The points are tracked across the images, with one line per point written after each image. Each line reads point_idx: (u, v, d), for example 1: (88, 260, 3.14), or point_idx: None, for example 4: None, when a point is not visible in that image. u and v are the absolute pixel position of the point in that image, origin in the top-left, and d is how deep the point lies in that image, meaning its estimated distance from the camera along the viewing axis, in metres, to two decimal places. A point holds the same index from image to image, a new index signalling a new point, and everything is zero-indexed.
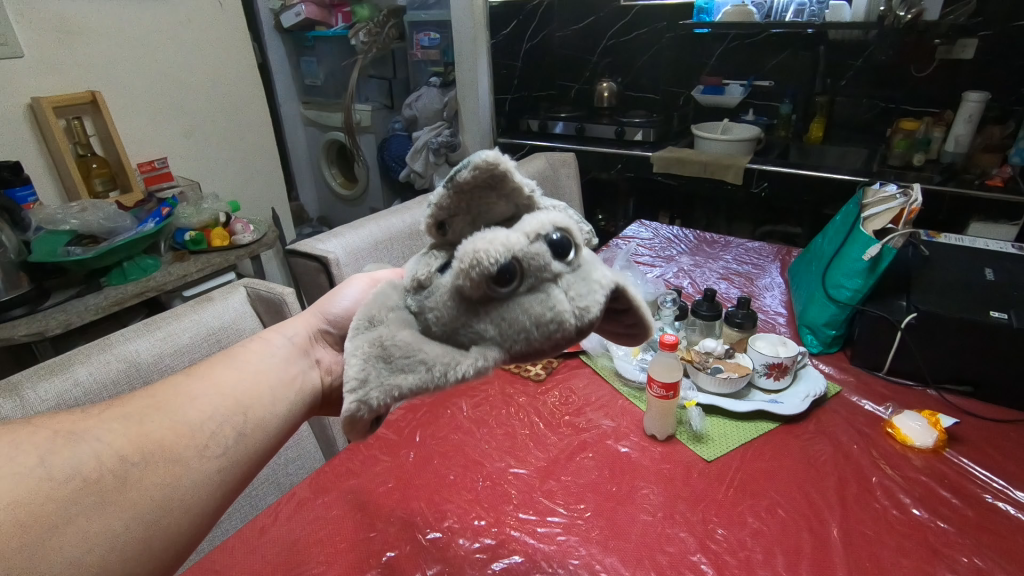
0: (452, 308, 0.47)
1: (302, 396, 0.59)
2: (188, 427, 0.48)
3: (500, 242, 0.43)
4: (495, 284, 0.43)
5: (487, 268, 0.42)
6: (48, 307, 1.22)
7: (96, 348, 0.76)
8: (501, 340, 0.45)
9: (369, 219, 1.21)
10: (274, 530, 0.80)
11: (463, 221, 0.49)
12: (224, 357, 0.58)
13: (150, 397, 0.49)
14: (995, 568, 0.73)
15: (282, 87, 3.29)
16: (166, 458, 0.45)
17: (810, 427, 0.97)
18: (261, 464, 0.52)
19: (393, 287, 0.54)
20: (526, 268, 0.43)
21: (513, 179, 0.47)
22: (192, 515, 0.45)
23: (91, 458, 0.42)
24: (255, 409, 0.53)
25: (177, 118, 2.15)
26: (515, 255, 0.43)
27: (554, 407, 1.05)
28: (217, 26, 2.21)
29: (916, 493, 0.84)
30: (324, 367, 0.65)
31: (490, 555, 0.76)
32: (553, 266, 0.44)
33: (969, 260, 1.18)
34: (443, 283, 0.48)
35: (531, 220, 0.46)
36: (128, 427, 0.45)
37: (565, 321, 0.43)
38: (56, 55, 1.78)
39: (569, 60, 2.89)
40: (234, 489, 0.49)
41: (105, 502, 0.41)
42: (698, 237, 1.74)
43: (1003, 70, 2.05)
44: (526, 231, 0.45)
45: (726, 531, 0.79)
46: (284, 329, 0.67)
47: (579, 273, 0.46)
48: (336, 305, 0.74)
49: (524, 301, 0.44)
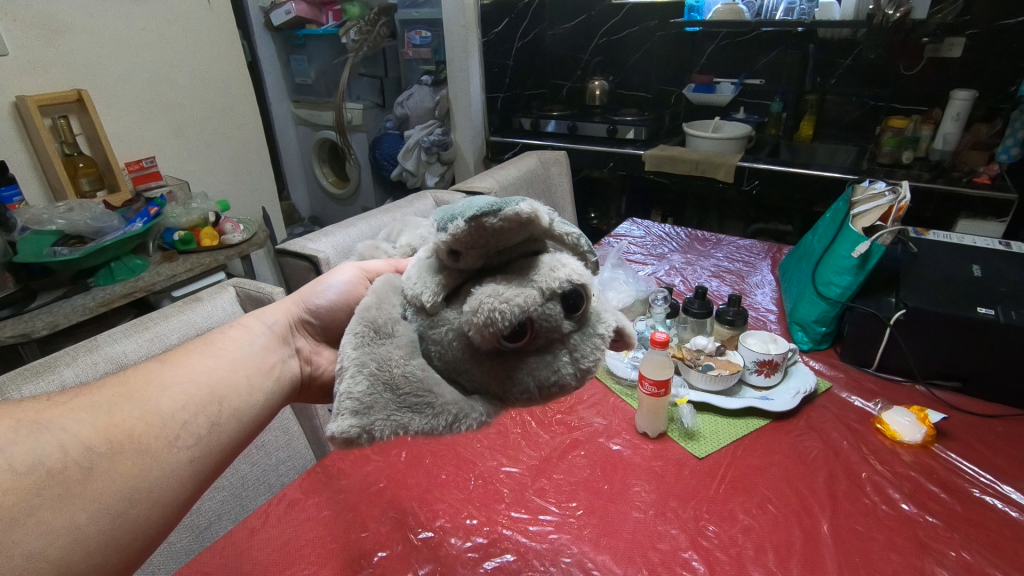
0: (461, 350, 0.44)
1: (280, 385, 0.60)
2: (159, 417, 0.47)
3: (521, 301, 0.40)
4: (507, 340, 0.41)
5: (502, 328, 0.40)
6: (35, 307, 1.20)
7: (83, 349, 0.75)
8: (506, 394, 0.44)
9: (360, 218, 1.20)
10: (264, 531, 0.79)
11: (477, 254, 0.43)
12: (201, 345, 0.58)
13: (120, 386, 0.48)
14: (983, 561, 0.73)
15: (272, 85, 3.27)
16: (135, 449, 0.45)
17: (800, 423, 0.98)
18: (234, 454, 0.52)
19: (388, 297, 0.48)
20: (539, 328, 0.42)
21: (542, 219, 0.43)
22: (161, 506, 0.45)
23: (56, 448, 0.41)
24: (229, 399, 0.53)
25: (165, 117, 2.13)
26: (532, 315, 0.41)
27: (546, 405, 1.05)
28: (206, 24, 2.20)
29: (905, 488, 0.84)
30: (304, 356, 0.67)
31: (482, 553, 0.76)
32: (565, 325, 0.43)
33: (957, 257, 1.19)
34: (452, 317, 0.44)
35: (549, 265, 0.43)
36: (96, 417, 0.44)
37: (566, 383, 0.43)
38: (42, 53, 1.76)
39: (561, 59, 2.89)
40: (205, 479, 0.49)
41: (70, 494, 0.40)
42: (689, 235, 1.75)
43: (990, 68, 2.07)
44: (543, 286, 0.42)
45: (718, 528, 0.79)
46: (263, 316, 0.67)
47: (586, 331, 0.45)
48: (320, 294, 0.71)
49: (530, 362, 0.43)
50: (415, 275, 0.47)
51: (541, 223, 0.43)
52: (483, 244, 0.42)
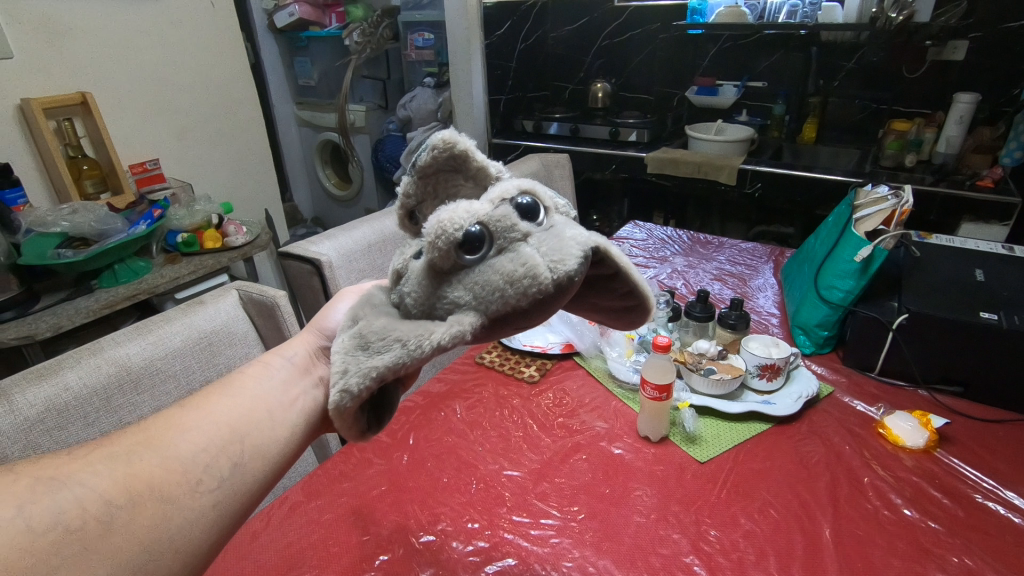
0: (428, 286, 0.47)
1: (305, 417, 0.59)
2: (180, 463, 0.47)
3: (464, 210, 0.45)
4: (462, 251, 0.44)
5: (452, 234, 0.43)
6: (38, 310, 1.20)
7: (86, 352, 0.75)
8: (477, 306, 0.43)
9: (362, 221, 1.20)
10: (266, 535, 0.80)
11: (432, 204, 0.53)
12: (222, 385, 0.57)
13: (141, 433, 0.48)
14: (985, 567, 0.73)
15: (275, 87, 3.28)
16: (156, 498, 0.44)
17: (803, 428, 0.98)
18: (261, 493, 0.52)
19: (378, 291, 0.55)
20: (493, 231, 0.44)
21: (473, 156, 0.51)
22: (185, 556, 0.44)
23: (73, 504, 0.41)
24: (251, 438, 0.53)
25: (169, 118, 2.14)
26: (480, 220, 0.44)
27: (548, 408, 1.05)
28: (209, 26, 2.20)
29: (906, 493, 0.84)
30: (329, 383, 0.64)
31: (484, 557, 0.76)
32: (521, 226, 0.44)
33: (960, 261, 1.18)
34: (418, 267, 0.49)
35: (497, 189, 0.49)
36: (115, 468, 0.44)
37: (538, 274, 0.42)
38: (46, 54, 1.77)
39: (564, 61, 2.89)
40: (231, 523, 0.48)
41: (89, 552, 0.40)
42: (692, 238, 1.75)
43: (994, 71, 2.06)
44: (491, 199, 0.46)
45: (720, 533, 0.79)
46: (283, 350, 0.66)
47: (550, 231, 0.45)
48: (330, 320, 0.72)
49: (494, 262, 0.43)
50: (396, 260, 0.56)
51: (474, 160, 0.51)
52: (434, 193, 0.53)
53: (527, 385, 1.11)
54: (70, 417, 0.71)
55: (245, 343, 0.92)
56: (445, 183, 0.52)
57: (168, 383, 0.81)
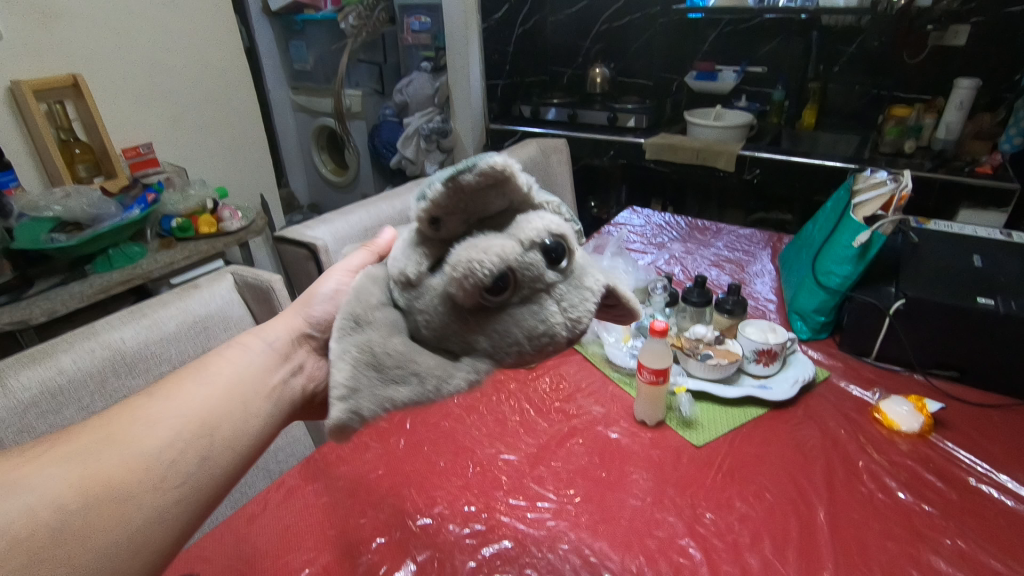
0: (444, 314, 0.46)
1: (280, 406, 0.59)
2: (142, 462, 0.47)
3: (496, 250, 0.42)
4: (488, 293, 0.42)
5: (482, 278, 0.41)
6: (32, 294, 1.19)
7: (80, 335, 0.75)
8: (493, 353, 0.45)
9: (358, 205, 1.20)
10: (264, 518, 0.80)
11: (456, 220, 0.44)
12: (195, 371, 0.57)
13: (104, 429, 0.48)
14: (978, 550, 0.74)
15: (270, 71, 3.24)
16: (115, 499, 0.45)
17: (799, 412, 0.98)
18: (229, 484, 0.52)
19: (373, 280, 0.51)
20: (521, 279, 0.43)
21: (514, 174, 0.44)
22: (145, 554, 0.45)
23: (28, 509, 0.41)
24: (221, 430, 0.53)
25: (162, 102, 2.11)
26: (511, 266, 0.42)
27: (545, 393, 1.05)
28: (202, 8, 2.17)
29: (901, 477, 0.85)
30: (306, 372, 0.65)
31: (480, 540, 0.77)
32: (547, 276, 0.44)
33: (958, 246, 1.18)
34: (434, 285, 0.46)
35: (526, 222, 0.45)
36: (72, 471, 0.44)
37: (559, 334, 0.44)
38: (35, 35, 1.74)
39: (562, 46, 2.86)
40: (196, 517, 0.49)
41: (42, 557, 0.40)
42: (690, 224, 1.74)
43: (996, 56, 2.05)
44: (522, 237, 0.43)
45: (715, 516, 0.79)
46: (263, 332, 0.66)
47: (572, 281, 0.46)
48: (314, 306, 0.71)
49: (518, 315, 0.44)
50: (399, 254, 0.49)
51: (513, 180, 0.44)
52: (462, 208, 0.44)
53: (524, 371, 1.11)
54: (65, 400, 0.71)
55: (241, 328, 0.91)
56: (477, 199, 0.44)
57: (163, 368, 0.80)
